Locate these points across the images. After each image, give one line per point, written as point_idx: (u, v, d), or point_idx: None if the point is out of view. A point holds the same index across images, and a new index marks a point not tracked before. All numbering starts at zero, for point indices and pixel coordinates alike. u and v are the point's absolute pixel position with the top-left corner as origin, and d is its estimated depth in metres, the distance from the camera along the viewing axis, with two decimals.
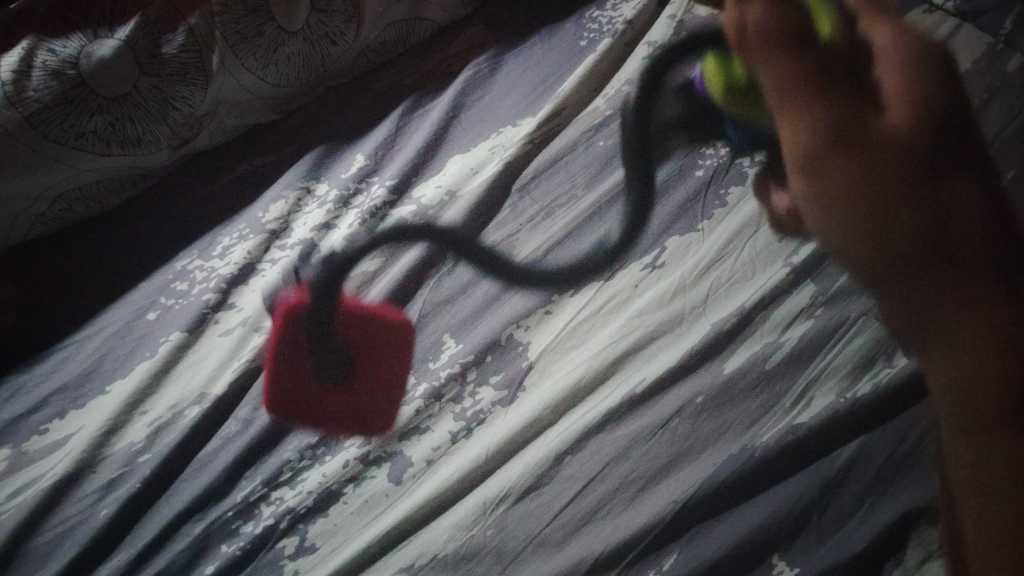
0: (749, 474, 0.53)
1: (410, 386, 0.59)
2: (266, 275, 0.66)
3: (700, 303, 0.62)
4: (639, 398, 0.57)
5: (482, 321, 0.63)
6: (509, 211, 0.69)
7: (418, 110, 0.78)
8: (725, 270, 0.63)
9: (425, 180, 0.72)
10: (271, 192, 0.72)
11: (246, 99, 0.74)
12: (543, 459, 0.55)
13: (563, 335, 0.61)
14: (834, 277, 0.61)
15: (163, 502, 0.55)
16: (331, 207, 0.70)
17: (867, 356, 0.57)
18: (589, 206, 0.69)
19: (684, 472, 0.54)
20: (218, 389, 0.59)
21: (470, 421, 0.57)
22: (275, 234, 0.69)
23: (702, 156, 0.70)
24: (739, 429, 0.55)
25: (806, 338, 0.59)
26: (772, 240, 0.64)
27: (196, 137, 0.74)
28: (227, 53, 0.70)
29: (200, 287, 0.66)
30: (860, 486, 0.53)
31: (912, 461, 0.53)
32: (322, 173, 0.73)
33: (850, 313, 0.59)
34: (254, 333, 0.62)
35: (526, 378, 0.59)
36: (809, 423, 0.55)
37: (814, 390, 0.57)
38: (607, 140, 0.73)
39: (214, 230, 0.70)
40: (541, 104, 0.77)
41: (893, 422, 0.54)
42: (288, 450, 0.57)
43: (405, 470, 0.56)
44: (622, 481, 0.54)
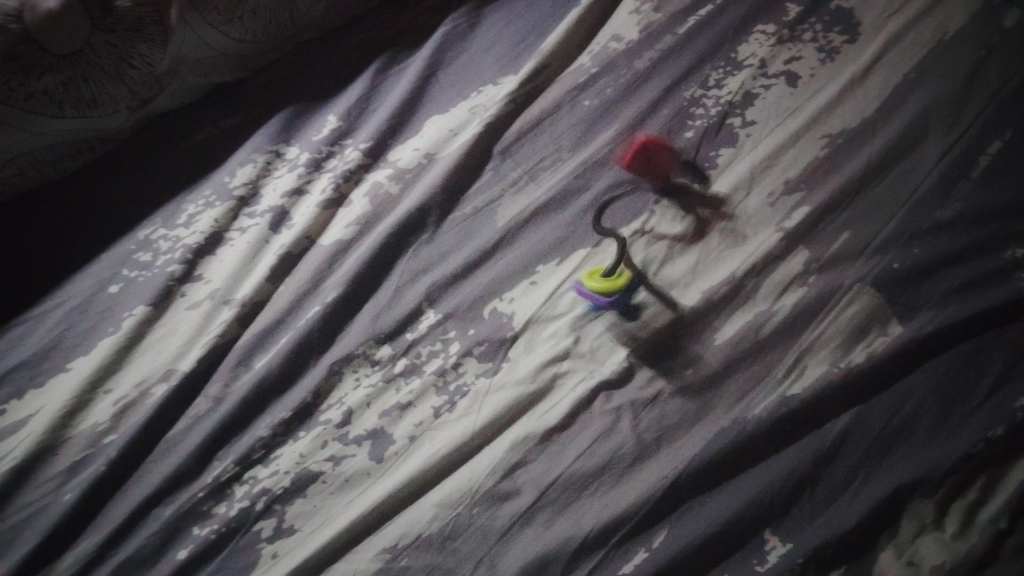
0: (742, 448, 0.52)
1: (388, 358, 0.57)
2: (235, 246, 0.62)
3: (688, 272, 0.60)
4: (627, 371, 0.56)
5: (463, 289, 0.60)
6: (490, 174, 0.67)
7: (394, 67, 0.74)
8: (713, 237, 0.61)
9: (401, 144, 0.69)
10: (239, 154, 0.68)
11: (210, 57, 0.70)
12: (530, 435, 0.53)
13: (547, 304, 0.59)
14: (826, 244, 0.60)
15: (129, 485, 0.52)
16: (302, 171, 0.66)
17: (861, 324, 0.56)
18: (573, 170, 0.67)
19: (675, 446, 0.52)
20: (185, 364, 0.56)
21: (453, 396, 0.55)
22: (242, 200, 0.65)
23: (692, 116, 0.68)
24: (731, 402, 0.54)
25: (799, 306, 0.57)
26: (762, 206, 0.62)
27: (158, 97, 0.70)
28: (188, 8, 0.65)
29: (165, 258, 0.62)
30: (856, 458, 0.51)
31: (908, 432, 0.52)
32: (292, 136, 0.69)
33: (843, 280, 0.58)
34: (224, 307, 0.59)
35: (510, 349, 0.57)
36: (802, 394, 0.53)
37: (807, 359, 0.55)
38: (592, 99, 0.70)
39: (180, 197, 0.67)
40: (523, 61, 0.73)
41: (889, 391, 0.53)
42: (261, 429, 0.54)
43: (387, 448, 0.53)
44: (612, 455, 0.52)
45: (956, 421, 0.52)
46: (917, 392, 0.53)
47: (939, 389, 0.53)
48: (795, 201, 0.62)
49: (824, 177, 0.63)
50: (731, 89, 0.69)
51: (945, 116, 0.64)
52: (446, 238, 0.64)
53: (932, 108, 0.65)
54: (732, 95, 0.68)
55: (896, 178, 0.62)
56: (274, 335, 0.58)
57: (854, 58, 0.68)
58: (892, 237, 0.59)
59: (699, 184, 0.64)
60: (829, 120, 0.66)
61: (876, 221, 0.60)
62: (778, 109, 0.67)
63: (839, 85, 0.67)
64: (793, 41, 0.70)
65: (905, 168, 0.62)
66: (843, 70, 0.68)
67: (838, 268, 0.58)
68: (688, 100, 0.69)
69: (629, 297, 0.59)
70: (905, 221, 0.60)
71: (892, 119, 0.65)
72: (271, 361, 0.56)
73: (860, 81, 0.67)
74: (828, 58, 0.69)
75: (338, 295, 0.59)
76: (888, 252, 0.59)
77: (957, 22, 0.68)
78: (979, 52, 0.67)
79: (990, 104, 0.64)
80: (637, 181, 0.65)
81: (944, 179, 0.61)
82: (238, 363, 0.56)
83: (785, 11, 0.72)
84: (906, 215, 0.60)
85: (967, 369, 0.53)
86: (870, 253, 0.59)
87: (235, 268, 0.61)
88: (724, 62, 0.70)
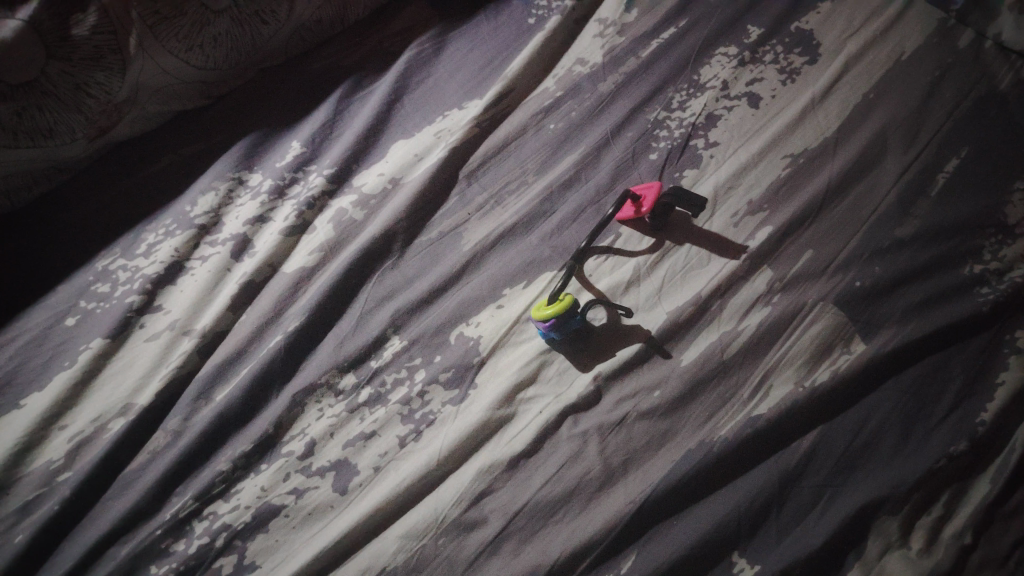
0: (709, 470, 0.51)
1: (352, 387, 0.56)
2: (196, 275, 0.61)
3: (654, 292, 0.61)
4: (594, 394, 0.55)
5: (428, 313, 0.60)
6: (456, 199, 0.67)
7: (359, 92, 0.74)
8: (678, 258, 0.62)
9: (366, 169, 0.69)
10: (200, 183, 0.67)
11: (170, 84, 0.70)
12: (497, 462, 0.52)
13: (513, 328, 0.59)
14: (789, 263, 0.60)
15: (84, 524, 0.50)
16: (265, 198, 0.66)
17: (825, 342, 0.56)
18: (539, 192, 0.67)
19: (643, 471, 0.52)
20: (144, 398, 0.55)
21: (419, 424, 0.54)
22: (204, 229, 0.64)
23: (656, 139, 0.69)
24: (698, 423, 0.53)
25: (764, 326, 0.57)
26: (726, 227, 0.63)
27: (116, 126, 0.69)
28: (146, 35, 0.65)
29: (124, 288, 0.61)
30: (822, 477, 0.51)
31: (873, 449, 0.52)
32: (255, 162, 0.69)
33: (807, 299, 0.58)
34: (183, 337, 0.58)
35: (477, 374, 0.57)
36: (768, 414, 0.53)
37: (772, 379, 0.55)
38: (557, 123, 0.71)
39: (140, 226, 0.66)
40: (488, 86, 0.74)
41: (853, 409, 0.53)
42: (222, 462, 0.53)
43: (351, 479, 0.52)
44: (580, 480, 0.52)
45: (919, 437, 0.52)
46: (881, 409, 0.53)
47: (901, 406, 0.53)
48: (759, 221, 0.63)
49: (786, 196, 0.64)
50: (694, 111, 0.70)
51: (904, 134, 0.65)
52: (411, 263, 0.63)
53: (891, 126, 0.66)
54: (695, 117, 0.69)
55: (857, 198, 0.63)
56: (235, 366, 0.57)
57: (813, 80, 0.70)
58: (854, 255, 0.60)
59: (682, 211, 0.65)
60: (790, 141, 0.67)
61: (838, 240, 0.61)
62: (741, 130, 0.68)
63: (800, 106, 0.68)
64: (754, 64, 0.71)
65: (865, 187, 0.63)
66: (803, 91, 0.69)
67: (801, 287, 0.59)
68: (652, 122, 0.70)
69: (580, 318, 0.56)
70: (867, 239, 0.60)
71: (852, 139, 0.66)
72: (232, 392, 0.55)
73: (820, 103, 0.68)
74: (789, 79, 0.70)
75: (301, 323, 0.58)
76: (850, 270, 0.59)
77: (912, 43, 0.70)
78: (934, 72, 0.68)
79: (948, 121, 0.65)
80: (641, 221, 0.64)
81: (904, 197, 0.62)
82: (198, 395, 0.55)
83: (745, 35, 0.73)
84: (867, 233, 0.61)
85: (929, 385, 0.54)
86: (833, 272, 0.59)
87: (195, 298, 0.60)
88: (687, 85, 0.71)
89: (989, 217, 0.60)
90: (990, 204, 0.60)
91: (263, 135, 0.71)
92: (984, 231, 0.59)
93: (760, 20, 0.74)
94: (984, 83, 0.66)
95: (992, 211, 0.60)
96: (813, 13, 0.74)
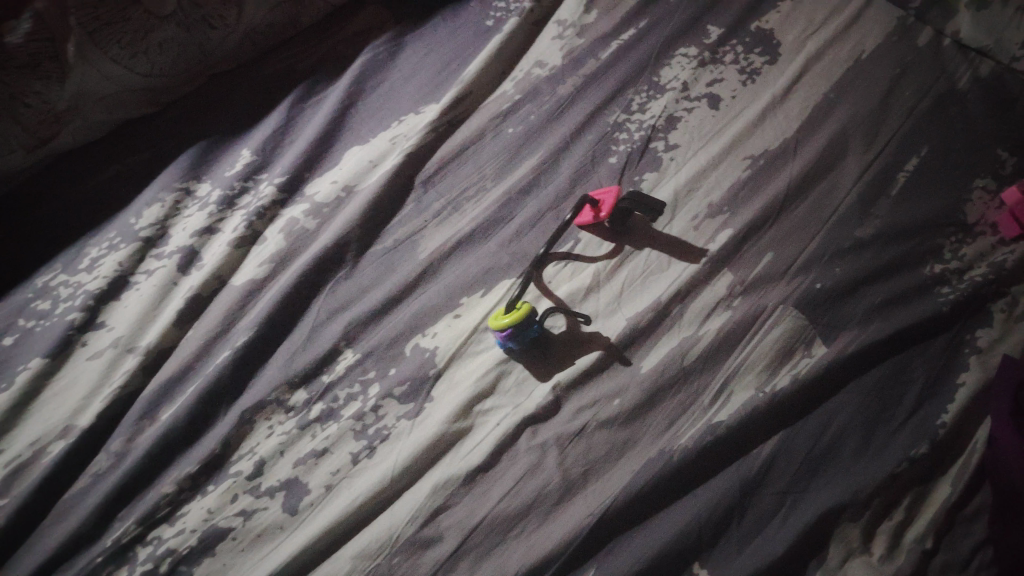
0: (669, 480, 0.50)
1: (303, 403, 0.54)
2: (140, 290, 0.59)
3: (614, 298, 0.60)
4: (553, 404, 0.54)
5: (383, 323, 0.59)
6: (412, 206, 0.66)
7: (311, 98, 0.73)
8: (638, 263, 0.61)
9: (320, 176, 0.67)
10: (146, 194, 0.65)
11: (114, 92, 0.68)
12: (453, 477, 0.51)
13: (470, 338, 0.57)
14: (750, 267, 0.59)
15: (20, 554, 0.48)
16: (213, 209, 0.64)
17: (786, 346, 0.55)
18: (497, 198, 0.66)
19: (602, 482, 0.51)
20: (85, 420, 0.53)
21: (372, 439, 0.53)
22: (149, 241, 0.62)
23: (616, 142, 0.68)
24: (658, 432, 0.53)
25: (724, 331, 0.56)
26: (686, 230, 0.62)
27: (58, 136, 0.67)
28: (86, 42, 0.63)
29: (65, 305, 0.59)
30: (782, 484, 0.50)
31: (833, 455, 0.51)
32: (203, 172, 0.67)
33: (767, 302, 0.57)
34: (128, 355, 0.56)
35: (433, 387, 0.55)
36: (728, 421, 0.52)
37: (732, 385, 0.54)
38: (516, 127, 0.70)
39: (83, 240, 0.63)
40: (445, 90, 0.73)
41: (813, 414, 0.53)
42: (167, 484, 0.51)
43: (302, 498, 0.50)
44: (538, 493, 0.50)
45: (880, 442, 0.52)
46: (842, 413, 0.53)
47: (862, 410, 0.52)
48: (718, 224, 0.62)
49: (746, 198, 0.63)
50: (654, 113, 0.69)
51: (864, 134, 0.65)
52: (366, 273, 0.62)
53: (851, 126, 0.65)
54: (655, 119, 0.68)
55: (817, 199, 0.62)
56: (181, 384, 0.55)
57: (773, 80, 0.69)
58: (814, 257, 0.59)
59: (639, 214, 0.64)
60: (751, 141, 0.66)
61: (798, 242, 0.60)
62: (700, 132, 0.67)
63: (760, 106, 0.67)
64: (714, 64, 0.71)
65: (825, 188, 0.63)
66: (763, 91, 0.68)
67: (761, 290, 0.58)
68: (612, 125, 0.69)
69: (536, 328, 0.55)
70: (826, 240, 0.60)
71: (812, 139, 0.65)
72: (178, 411, 0.53)
73: (780, 103, 0.67)
74: (749, 79, 0.70)
75: (250, 337, 0.56)
76: (810, 272, 0.58)
77: (872, 42, 0.70)
78: (893, 71, 0.68)
79: (908, 120, 0.65)
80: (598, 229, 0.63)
81: (864, 197, 0.62)
82: (143, 415, 0.53)
83: (705, 34, 0.73)
84: (828, 234, 0.60)
85: (889, 387, 0.53)
86: (793, 274, 0.58)
87: (140, 314, 0.58)
88: (647, 86, 0.70)
89: (950, 217, 0.60)
90: (950, 204, 0.60)
91: (211, 143, 0.69)
92: (945, 230, 0.59)
93: (720, 20, 0.73)
94: (943, 81, 0.66)
95: (953, 210, 0.60)
96: (774, 13, 0.73)
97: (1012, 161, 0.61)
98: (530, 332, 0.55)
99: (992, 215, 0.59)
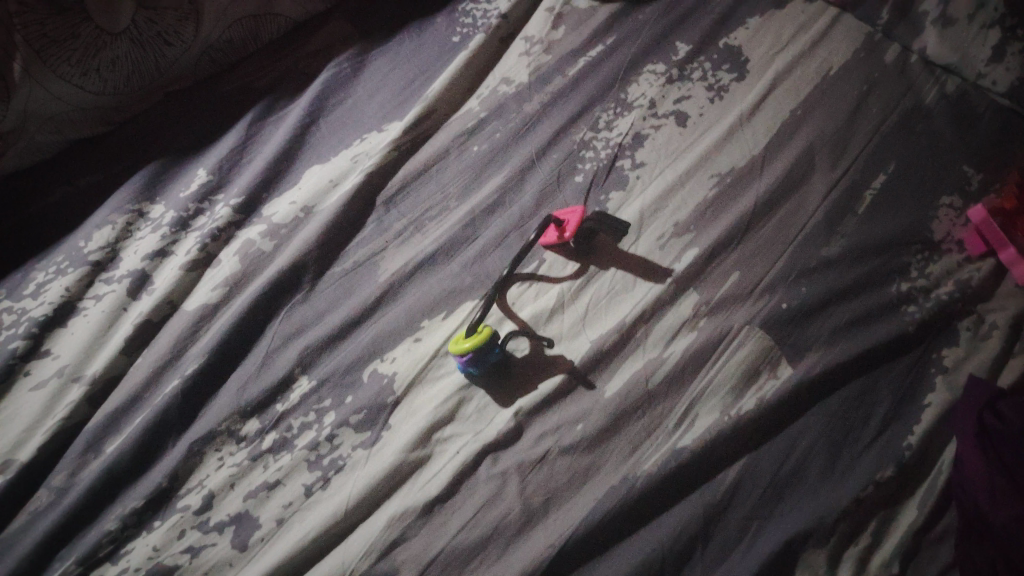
0: (633, 508, 0.49)
1: (256, 433, 0.53)
2: (88, 317, 0.58)
3: (578, 319, 0.58)
4: (516, 431, 0.52)
5: (340, 348, 0.57)
6: (373, 226, 0.65)
7: (271, 116, 0.72)
8: (603, 284, 0.60)
9: (278, 197, 0.66)
10: (96, 216, 0.64)
11: (63, 112, 0.67)
12: (410, 509, 0.49)
13: (431, 362, 0.56)
14: (717, 286, 0.58)
15: None
16: (167, 231, 0.63)
17: (751, 368, 0.54)
18: (461, 217, 0.64)
19: (563, 511, 0.49)
20: (26, 453, 0.51)
21: (327, 470, 0.51)
22: (98, 265, 0.61)
23: (582, 159, 0.66)
24: (622, 458, 0.51)
25: (689, 352, 0.55)
26: (651, 250, 0.61)
27: (2, 156, 0.67)
28: (33, 59, 0.62)
29: (8, 332, 0.57)
30: (747, 510, 0.49)
31: (798, 479, 0.50)
32: (157, 193, 0.66)
33: (733, 323, 0.56)
34: (72, 385, 0.54)
35: (391, 415, 0.54)
36: (691, 446, 0.51)
37: (698, 408, 0.53)
38: (480, 145, 0.69)
39: (30, 265, 0.62)
40: (408, 108, 0.72)
41: (778, 437, 0.51)
42: (110, 521, 0.49)
43: (252, 533, 0.49)
44: (499, 524, 0.49)
45: (845, 464, 0.51)
46: (807, 436, 0.51)
47: (826, 432, 0.51)
48: (685, 242, 0.61)
49: (714, 216, 0.62)
50: (621, 130, 0.68)
51: (830, 151, 0.64)
52: (324, 296, 0.61)
53: (818, 143, 0.64)
54: (622, 136, 0.67)
55: (783, 217, 0.61)
56: (129, 415, 0.53)
57: (741, 97, 0.68)
58: (780, 277, 0.58)
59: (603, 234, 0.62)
60: (718, 159, 0.64)
61: (764, 261, 0.59)
62: (668, 149, 0.66)
63: (728, 123, 0.66)
64: (682, 81, 0.70)
65: (793, 206, 0.61)
66: (732, 108, 0.67)
67: (727, 311, 0.57)
68: (578, 142, 0.67)
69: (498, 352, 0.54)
70: (793, 260, 0.59)
71: (779, 156, 0.64)
72: (123, 444, 0.51)
73: (747, 120, 0.66)
74: (717, 96, 0.68)
75: (200, 365, 0.55)
76: (776, 292, 0.57)
77: (839, 58, 0.69)
78: (861, 87, 0.67)
79: (874, 137, 0.64)
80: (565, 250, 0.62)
81: (831, 215, 0.61)
82: (87, 448, 0.52)
83: (673, 51, 0.72)
84: (794, 252, 0.59)
85: (855, 409, 0.52)
86: (759, 294, 0.57)
87: (87, 341, 0.56)
88: (614, 104, 0.69)
89: (916, 234, 0.59)
90: (916, 222, 0.59)
91: (167, 163, 0.68)
92: (912, 248, 0.58)
93: (688, 36, 0.73)
94: (910, 98, 0.65)
95: (919, 228, 0.59)
96: (741, 29, 0.72)
97: (979, 177, 0.61)
98: (494, 355, 0.53)
99: (958, 232, 0.59)
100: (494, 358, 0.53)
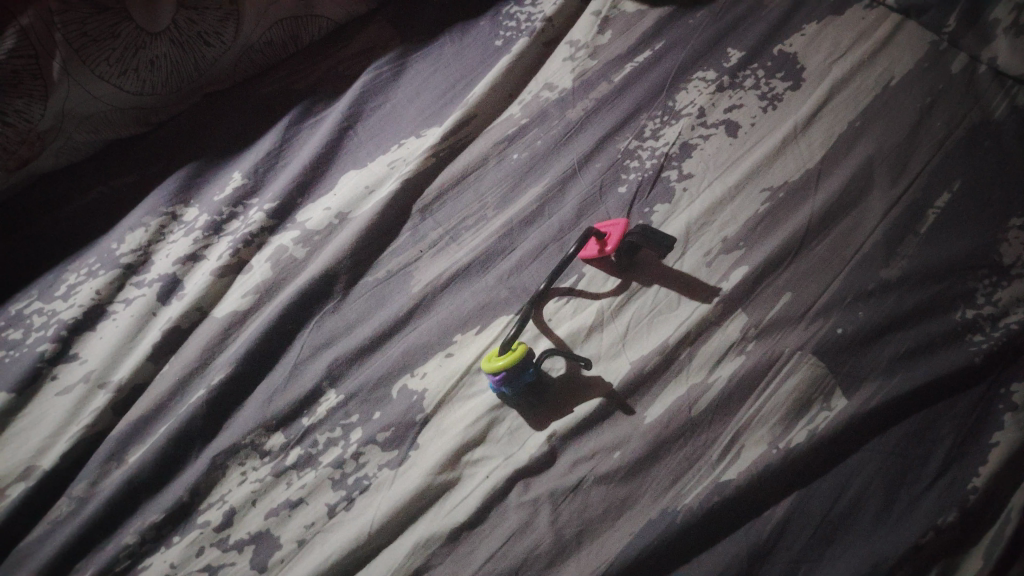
0: (668, 546, 0.45)
1: (280, 447, 0.52)
2: (117, 320, 0.58)
3: (617, 339, 0.55)
4: (548, 456, 0.50)
5: (369, 361, 0.56)
6: (407, 235, 0.63)
7: (309, 119, 0.71)
8: (645, 302, 0.56)
9: (312, 203, 0.65)
10: (131, 217, 0.64)
11: (101, 112, 0.67)
12: (435, 535, 0.47)
13: (462, 380, 0.54)
14: (767, 307, 0.54)
15: None
16: (199, 235, 0.62)
17: (802, 398, 0.49)
18: (498, 227, 0.62)
19: (596, 545, 0.46)
20: (48, 461, 0.51)
21: (351, 490, 0.50)
22: (130, 268, 0.61)
23: (627, 170, 0.63)
24: (661, 490, 0.47)
25: (737, 378, 0.51)
26: (697, 266, 0.57)
27: (39, 157, 0.66)
28: (71, 59, 0.63)
29: (37, 336, 0.58)
30: (794, 553, 0.44)
31: (852, 519, 0.45)
32: (192, 196, 0.66)
33: (784, 347, 0.51)
34: (98, 391, 0.54)
35: (419, 434, 0.52)
36: (736, 481, 0.46)
37: (744, 439, 0.48)
38: (520, 153, 0.67)
39: (63, 266, 0.63)
40: (447, 113, 0.70)
41: (832, 473, 0.46)
42: (129, 534, 0.49)
43: (272, 553, 0.48)
44: (527, 556, 0.46)
45: (906, 504, 0.45)
46: (861, 475, 0.46)
47: (884, 469, 0.46)
48: (733, 260, 0.57)
49: (765, 233, 0.58)
50: (667, 140, 0.64)
51: (891, 167, 0.59)
52: (354, 307, 0.59)
53: (878, 157, 0.59)
54: (668, 146, 0.64)
55: (841, 235, 0.56)
56: (152, 424, 0.53)
57: (797, 106, 0.64)
58: (835, 299, 0.53)
59: (648, 250, 0.58)
60: (771, 172, 0.60)
61: (818, 282, 0.54)
62: (716, 161, 0.62)
63: (782, 133, 0.62)
64: (734, 89, 0.66)
65: (851, 222, 0.57)
66: (785, 119, 0.63)
67: (778, 334, 0.52)
68: (622, 152, 0.65)
69: (532, 374, 0.51)
70: (849, 282, 0.54)
71: (836, 170, 0.60)
72: (144, 455, 0.51)
73: (803, 130, 0.62)
74: (771, 105, 0.65)
75: (226, 375, 0.54)
76: (831, 316, 0.52)
77: (903, 66, 0.64)
78: (924, 99, 0.61)
79: (937, 154, 0.58)
80: (609, 267, 0.59)
81: (891, 235, 0.55)
82: (109, 457, 0.52)
83: (725, 58, 0.68)
84: (850, 275, 0.54)
85: (916, 445, 0.47)
86: (813, 317, 0.52)
87: (114, 347, 0.56)
88: (661, 112, 0.66)
89: (982, 257, 0.53)
90: (983, 242, 0.53)
91: (204, 166, 0.68)
92: (977, 272, 0.52)
93: (740, 43, 0.69)
94: (977, 112, 0.60)
95: (986, 250, 0.53)
96: (798, 35, 0.68)
97: None
98: (529, 375, 0.50)
99: None
100: (530, 378, 0.50)
